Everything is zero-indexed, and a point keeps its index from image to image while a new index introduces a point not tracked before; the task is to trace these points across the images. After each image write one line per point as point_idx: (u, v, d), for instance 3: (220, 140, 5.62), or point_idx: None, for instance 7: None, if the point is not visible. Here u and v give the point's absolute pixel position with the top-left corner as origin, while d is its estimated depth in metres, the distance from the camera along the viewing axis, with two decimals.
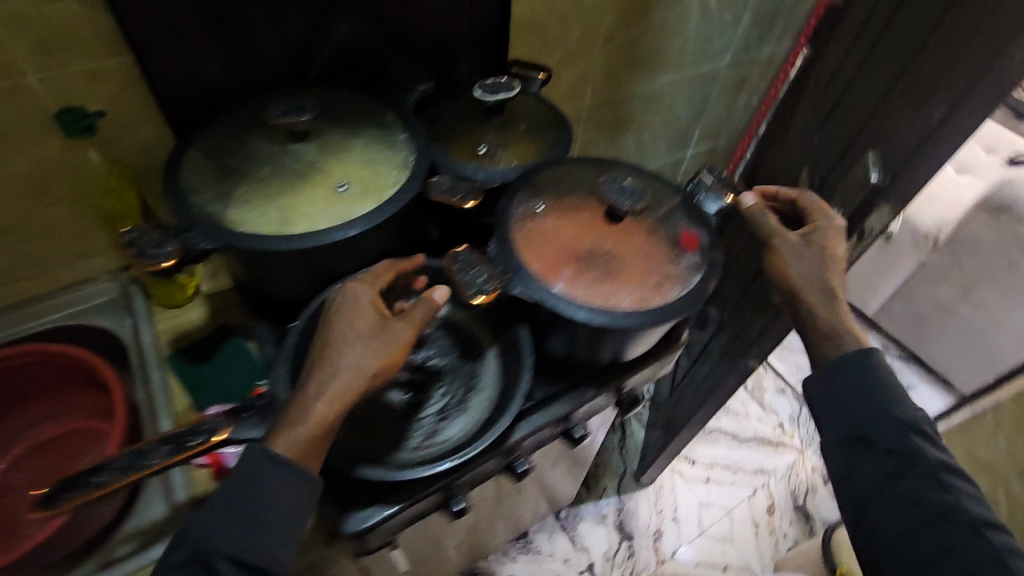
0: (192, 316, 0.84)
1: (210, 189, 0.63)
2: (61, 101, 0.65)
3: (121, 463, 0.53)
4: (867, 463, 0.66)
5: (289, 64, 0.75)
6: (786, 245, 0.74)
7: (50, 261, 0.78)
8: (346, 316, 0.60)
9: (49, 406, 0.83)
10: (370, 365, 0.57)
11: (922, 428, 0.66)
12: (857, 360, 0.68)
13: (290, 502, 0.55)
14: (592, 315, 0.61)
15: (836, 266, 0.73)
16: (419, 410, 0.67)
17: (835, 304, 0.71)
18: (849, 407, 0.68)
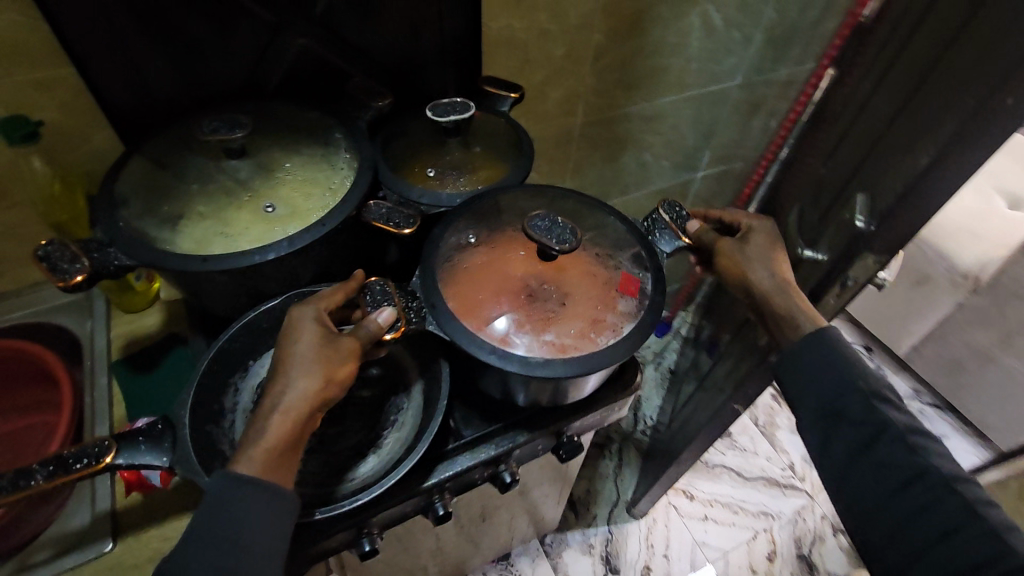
0: (146, 321, 0.84)
1: (139, 202, 0.62)
2: (10, 108, 0.67)
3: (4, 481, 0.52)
4: (839, 436, 0.63)
5: (244, 78, 0.75)
6: (726, 244, 0.71)
7: (14, 258, 0.81)
8: (291, 336, 0.56)
9: (6, 405, 0.84)
10: (314, 380, 0.54)
11: (885, 393, 0.63)
12: (816, 342, 0.66)
13: (268, 522, 0.51)
14: (504, 360, 0.59)
15: (778, 254, 0.72)
16: (332, 444, 0.64)
17: (789, 292, 0.69)
18: (815, 383, 0.65)
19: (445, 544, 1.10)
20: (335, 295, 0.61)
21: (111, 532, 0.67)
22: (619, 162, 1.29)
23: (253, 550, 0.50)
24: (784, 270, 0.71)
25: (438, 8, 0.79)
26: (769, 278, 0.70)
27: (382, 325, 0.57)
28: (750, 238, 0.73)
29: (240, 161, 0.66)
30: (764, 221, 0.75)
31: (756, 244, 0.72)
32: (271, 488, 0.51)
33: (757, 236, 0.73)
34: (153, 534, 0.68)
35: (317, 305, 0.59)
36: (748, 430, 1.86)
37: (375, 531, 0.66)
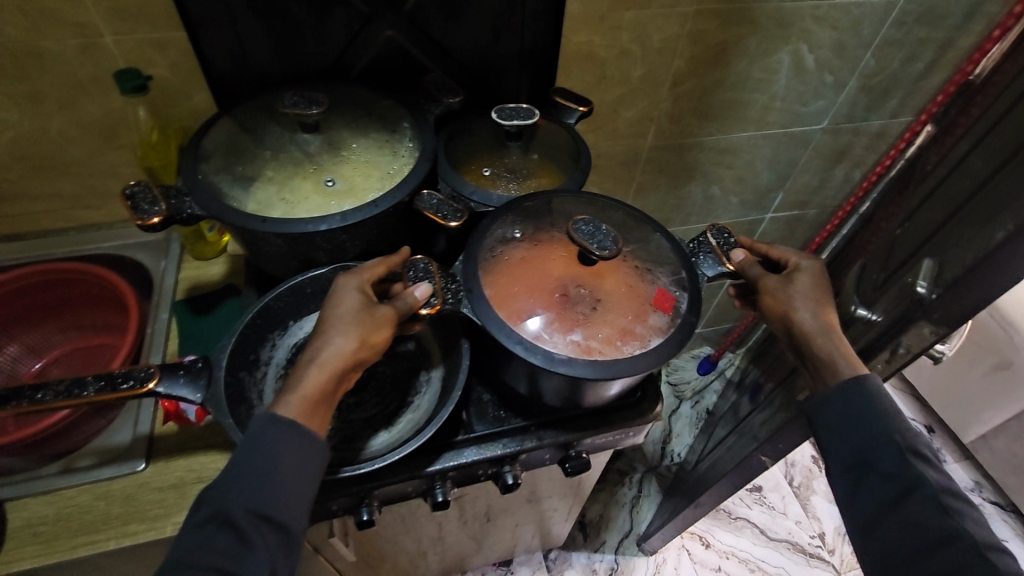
0: (211, 270, 0.92)
1: (220, 159, 0.68)
2: (128, 61, 0.75)
3: (61, 387, 0.58)
4: (871, 488, 0.59)
5: (333, 60, 0.80)
6: (770, 280, 0.67)
7: (111, 195, 0.90)
8: (334, 302, 0.58)
9: (83, 319, 0.94)
10: (350, 341, 0.55)
11: (920, 448, 0.59)
12: (850, 389, 0.61)
13: (301, 463, 0.52)
14: (529, 353, 0.59)
15: (825, 295, 0.66)
16: (343, 410, 0.66)
17: (831, 336, 0.64)
18: (846, 430, 0.61)
19: (447, 535, 1.11)
20: (377, 268, 0.62)
21: (146, 453, 0.72)
22: (684, 190, 1.27)
23: (288, 488, 0.51)
24: (828, 313, 0.66)
25: (523, 16, 0.82)
26: (812, 318, 0.65)
27: (416, 300, 0.59)
28: (795, 276, 0.67)
29: (312, 136, 0.71)
30: (815, 260, 0.69)
31: (802, 282, 0.67)
32: (306, 435, 0.52)
33: (806, 275, 0.67)
34: (182, 462, 0.72)
35: (359, 277, 0.60)
36: (780, 487, 1.77)
37: (375, 503, 0.67)
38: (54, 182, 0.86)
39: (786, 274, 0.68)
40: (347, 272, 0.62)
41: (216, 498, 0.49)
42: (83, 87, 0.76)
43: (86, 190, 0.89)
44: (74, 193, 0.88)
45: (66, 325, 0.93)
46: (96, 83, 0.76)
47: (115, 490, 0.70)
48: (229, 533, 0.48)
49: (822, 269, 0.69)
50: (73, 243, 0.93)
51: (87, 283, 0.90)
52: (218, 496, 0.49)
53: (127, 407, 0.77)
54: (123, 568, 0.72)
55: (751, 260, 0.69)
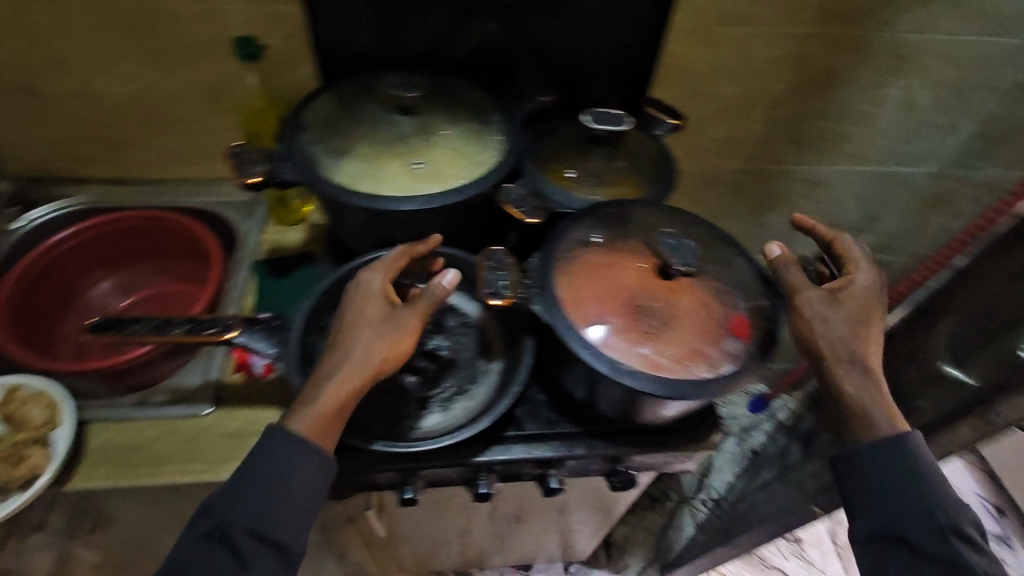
0: (290, 237, 0.94)
1: (317, 131, 0.70)
2: (247, 30, 0.79)
3: (152, 322, 0.64)
4: (904, 566, 0.54)
5: (429, 48, 0.81)
6: (810, 296, 0.60)
7: (210, 154, 0.95)
8: (360, 304, 0.59)
9: (169, 266, 0.97)
10: (374, 351, 0.56)
11: (963, 526, 0.53)
12: (893, 452, 0.55)
13: (308, 478, 0.53)
14: (594, 359, 0.58)
15: (870, 322, 0.60)
16: (400, 387, 0.66)
17: (865, 372, 0.58)
18: (882, 498, 0.55)
19: (475, 529, 1.11)
20: (399, 260, 0.63)
21: (213, 398, 0.76)
22: (763, 219, 1.22)
23: (289, 506, 0.52)
24: (869, 349, 0.58)
25: (626, 23, 0.81)
26: (846, 348, 0.58)
27: (446, 288, 0.60)
28: (840, 292, 0.60)
29: (407, 118, 0.73)
30: (876, 280, 0.62)
31: (846, 300, 0.60)
32: (319, 454, 0.54)
33: (853, 293, 0.60)
34: (243, 413, 0.75)
35: (383, 275, 0.61)
36: (821, 543, 1.67)
37: (417, 484, 0.67)
38: (163, 136, 0.92)
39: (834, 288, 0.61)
40: (370, 265, 0.62)
41: (213, 514, 0.51)
42: (203, 49, 0.81)
43: (189, 147, 0.94)
44: (178, 149, 0.94)
45: (157, 269, 0.96)
46: (215, 47, 0.81)
47: (181, 429, 0.74)
48: (229, 550, 0.50)
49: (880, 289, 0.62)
50: (170, 195, 0.98)
51: (180, 232, 0.93)
52: (218, 513, 0.51)
53: (202, 353, 0.82)
54: (175, 506, 0.75)
55: (792, 263, 0.63)
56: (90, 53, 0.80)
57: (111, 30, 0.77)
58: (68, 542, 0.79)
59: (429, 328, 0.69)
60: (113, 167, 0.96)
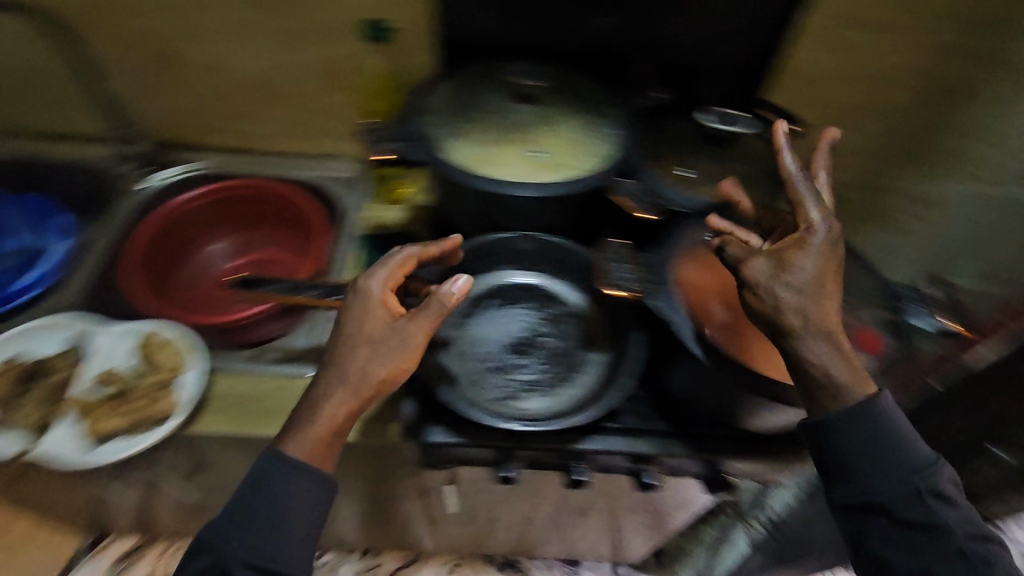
0: (390, 215, 0.95)
1: (439, 115, 0.72)
2: (373, 13, 0.81)
3: (283, 285, 0.68)
4: (892, 538, 0.51)
5: (546, 39, 0.81)
6: (756, 266, 0.54)
7: (320, 131, 0.99)
8: (359, 318, 0.57)
9: (275, 236, 1.00)
10: (379, 372, 0.55)
11: (938, 483, 0.51)
12: (874, 420, 0.51)
13: (311, 508, 0.53)
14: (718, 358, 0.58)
15: (831, 276, 0.54)
16: (502, 368, 0.66)
17: (831, 342, 0.52)
18: (866, 470, 0.51)
19: (538, 516, 1.12)
20: (407, 264, 0.61)
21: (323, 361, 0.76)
22: None
23: (290, 535, 0.52)
24: (829, 312, 0.53)
25: (749, 21, 0.79)
26: (809, 320, 0.52)
27: (457, 294, 0.58)
28: (789, 250, 0.54)
29: (526, 107, 0.74)
30: (831, 225, 0.56)
31: (795, 262, 0.53)
32: (317, 475, 0.54)
33: (809, 248, 0.54)
34: None
35: (381, 285, 0.59)
36: None
37: (515, 465, 0.65)
38: (280, 111, 0.96)
39: (785, 248, 0.55)
40: (371, 269, 0.60)
41: (215, 549, 0.51)
42: (329, 30, 0.84)
43: (302, 123, 0.98)
44: (292, 124, 0.98)
45: (264, 239, 1.00)
46: (340, 28, 0.84)
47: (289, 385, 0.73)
48: None
49: (836, 232, 0.56)
50: (280, 168, 1.03)
51: (287, 202, 0.97)
52: (214, 546, 0.51)
53: (310, 319, 0.83)
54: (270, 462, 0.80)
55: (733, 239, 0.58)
56: (226, 32, 0.85)
57: (248, 10, 0.82)
58: (173, 483, 0.85)
59: (534, 314, 0.70)
60: (231, 139, 1.01)
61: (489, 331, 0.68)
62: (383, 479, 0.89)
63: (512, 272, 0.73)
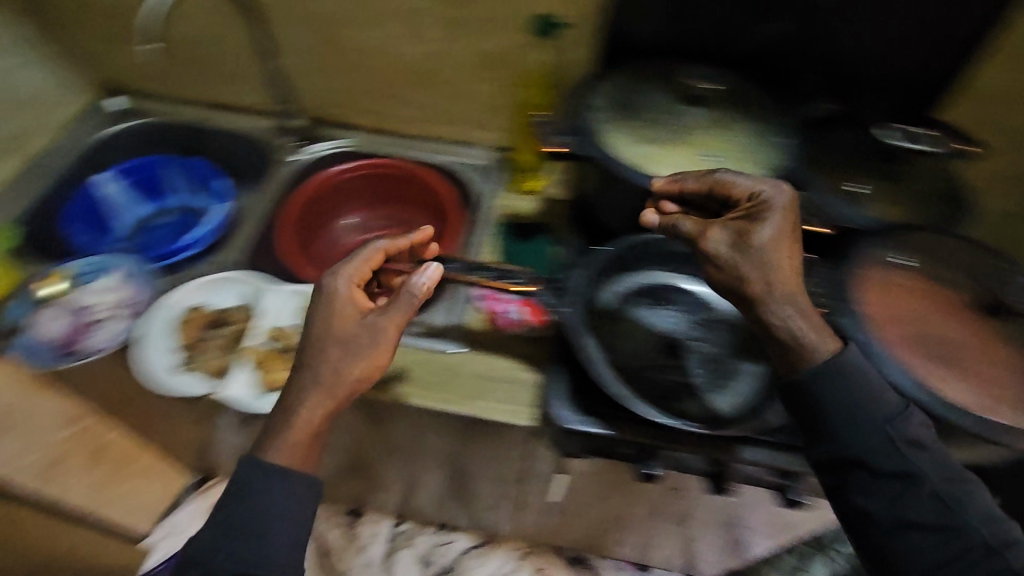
0: (525, 205, 0.98)
1: (607, 111, 0.73)
2: (542, 7, 0.82)
3: (456, 265, 0.69)
4: (871, 489, 0.49)
5: (716, 41, 0.80)
6: (714, 237, 0.54)
7: (463, 119, 1.02)
8: (325, 317, 0.61)
9: (411, 217, 1.04)
10: (353, 369, 0.59)
11: (914, 429, 0.50)
12: (838, 375, 0.50)
13: (291, 512, 0.54)
14: (912, 384, 0.54)
15: (792, 232, 0.54)
16: (653, 368, 0.66)
17: (797, 305, 0.51)
18: (841, 420, 0.50)
19: (627, 517, 1.12)
20: (374, 259, 0.67)
21: (464, 339, 0.81)
22: None
23: (276, 539, 0.53)
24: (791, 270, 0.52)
25: (943, 34, 0.74)
26: (778, 286, 0.51)
27: (427, 285, 0.63)
28: (750, 221, 0.54)
29: (695, 109, 0.74)
30: (781, 185, 0.56)
31: (756, 232, 0.53)
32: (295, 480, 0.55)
33: (768, 214, 0.54)
34: (488, 358, 0.79)
35: (348, 282, 0.63)
36: None
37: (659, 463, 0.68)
38: (430, 96, 0.99)
39: (743, 220, 0.54)
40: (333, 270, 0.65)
41: (203, 562, 0.52)
42: (494, 21, 0.85)
43: (448, 110, 1.01)
44: (438, 111, 1.02)
45: (401, 218, 1.05)
46: (505, 21, 0.85)
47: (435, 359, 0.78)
48: None
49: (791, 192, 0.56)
50: (421, 150, 1.07)
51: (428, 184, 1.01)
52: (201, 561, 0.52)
53: (449, 299, 0.87)
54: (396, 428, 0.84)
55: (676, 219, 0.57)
56: (401, 15, 0.88)
57: None
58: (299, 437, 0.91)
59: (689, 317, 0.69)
60: (378, 120, 1.06)
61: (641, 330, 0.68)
62: (499, 460, 0.91)
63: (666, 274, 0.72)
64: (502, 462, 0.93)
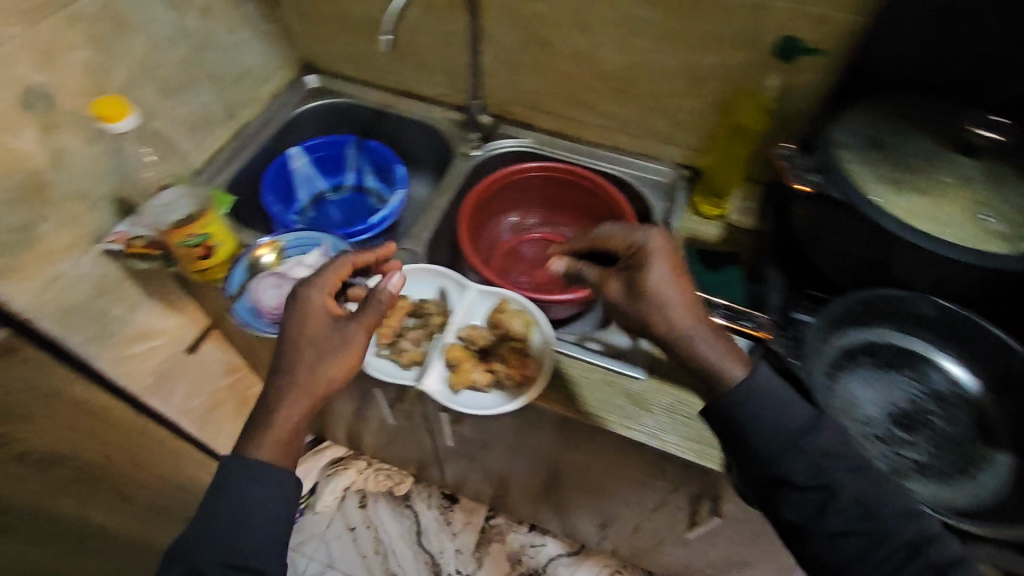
0: (710, 231, 0.93)
1: (859, 151, 0.68)
2: (780, 29, 0.77)
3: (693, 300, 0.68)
4: (790, 502, 0.54)
5: (987, 85, 0.70)
6: (611, 290, 0.63)
7: (652, 132, 0.97)
8: (301, 323, 0.64)
9: (580, 227, 1.04)
10: (334, 370, 0.64)
11: (824, 442, 0.55)
12: (740, 395, 0.56)
13: (277, 511, 0.58)
14: None
15: (673, 264, 0.62)
16: (882, 438, 0.61)
17: (695, 333, 0.58)
18: (757, 435, 0.55)
19: (752, 564, 1.05)
20: (344, 268, 0.70)
21: (648, 365, 0.78)
22: None
23: (259, 530, 0.57)
24: (686, 300, 0.60)
25: None
26: (677, 321, 0.59)
27: (393, 291, 0.67)
28: (640, 268, 0.62)
29: (967, 161, 0.66)
30: (653, 231, 0.64)
31: (646, 280, 0.60)
32: (276, 474, 0.59)
33: (651, 257, 0.62)
34: (671, 390, 0.76)
35: (321, 292, 0.66)
36: None
37: None
38: (622, 106, 0.96)
39: (630, 271, 0.63)
40: (308, 281, 0.67)
41: (189, 553, 0.55)
42: (718, 39, 0.81)
43: (638, 122, 0.97)
44: (626, 122, 0.98)
45: (574, 227, 1.05)
46: (730, 39, 0.80)
47: (620, 383, 0.77)
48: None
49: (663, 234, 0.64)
50: (599, 156, 1.03)
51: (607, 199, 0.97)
52: (189, 553, 0.55)
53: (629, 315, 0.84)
54: (547, 430, 0.85)
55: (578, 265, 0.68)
56: (614, 23, 0.85)
57: (653, 8, 0.82)
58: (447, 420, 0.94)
59: (925, 392, 0.65)
60: (560, 123, 1.04)
61: (868, 394, 0.64)
62: (640, 480, 0.89)
63: (903, 336, 0.67)
64: (643, 484, 0.91)
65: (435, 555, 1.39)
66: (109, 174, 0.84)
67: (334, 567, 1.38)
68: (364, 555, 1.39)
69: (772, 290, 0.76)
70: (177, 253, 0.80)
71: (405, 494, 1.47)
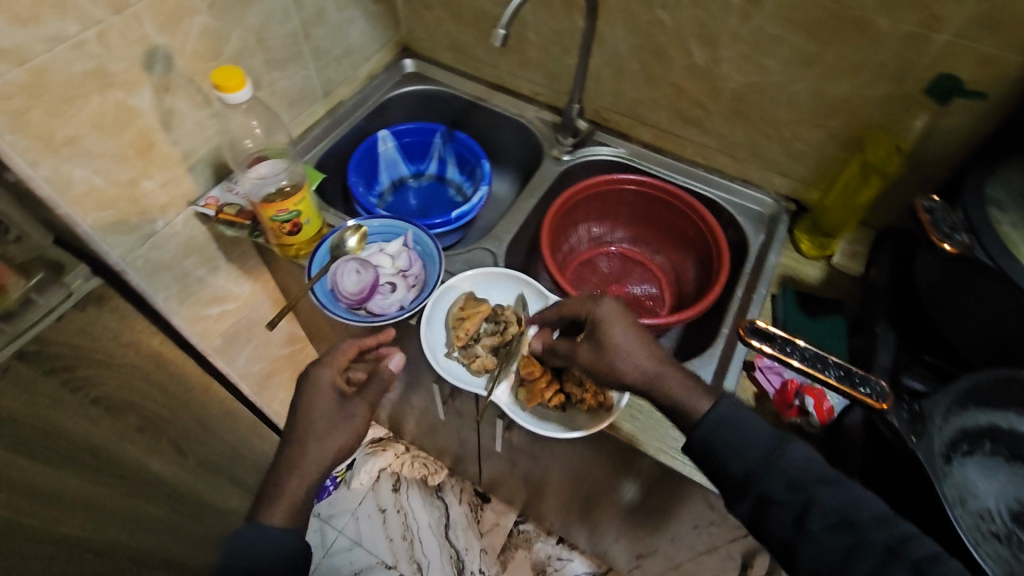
0: (810, 272, 0.88)
1: (1015, 212, 0.62)
2: (934, 64, 0.70)
3: (806, 353, 0.61)
4: (773, 519, 0.54)
5: None
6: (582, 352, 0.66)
7: (760, 158, 0.91)
8: (311, 401, 0.68)
9: (665, 249, 0.99)
10: (342, 439, 0.68)
11: (791, 455, 0.56)
12: (713, 424, 0.58)
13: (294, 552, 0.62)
14: None
15: (629, 321, 0.65)
16: (1005, 536, 0.55)
17: (660, 376, 0.62)
18: (733, 457, 0.57)
19: None
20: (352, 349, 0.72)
21: None
22: None
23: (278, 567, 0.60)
24: (646, 347, 0.63)
25: None
26: (644, 366, 0.62)
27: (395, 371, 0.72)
28: (599, 331, 0.65)
29: None
30: (605, 298, 0.67)
31: (607, 342, 0.63)
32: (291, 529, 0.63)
33: (605, 323, 0.64)
34: None
35: (333, 369, 0.70)
36: None
37: None
38: (733, 126, 0.90)
39: (591, 337, 0.65)
40: (320, 359, 0.71)
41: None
42: (858, 68, 0.74)
43: (747, 146, 0.91)
44: (733, 144, 0.92)
45: (659, 249, 1.00)
46: (873, 70, 0.74)
47: None
48: None
49: (613, 299, 0.67)
50: (698, 176, 0.97)
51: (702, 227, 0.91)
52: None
53: (715, 347, 0.77)
54: (607, 457, 0.81)
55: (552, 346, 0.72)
56: (740, 39, 0.80)
57: (790, 28, 0.75)
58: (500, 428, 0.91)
59: None
60: (658, 136, 0.99)
61: (988, 486, 0.59)
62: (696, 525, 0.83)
63: None
64: (701, 530, 0.85)
65: (460, 552, 1.36)
66: (210, 139, 0.85)
67: (361, 545, 1.37)
68: (391, 539, 1.37)
69: (885, 348, 0.71)
70: (266, 224, 0.81)
71: (438, 485, 1.45)
